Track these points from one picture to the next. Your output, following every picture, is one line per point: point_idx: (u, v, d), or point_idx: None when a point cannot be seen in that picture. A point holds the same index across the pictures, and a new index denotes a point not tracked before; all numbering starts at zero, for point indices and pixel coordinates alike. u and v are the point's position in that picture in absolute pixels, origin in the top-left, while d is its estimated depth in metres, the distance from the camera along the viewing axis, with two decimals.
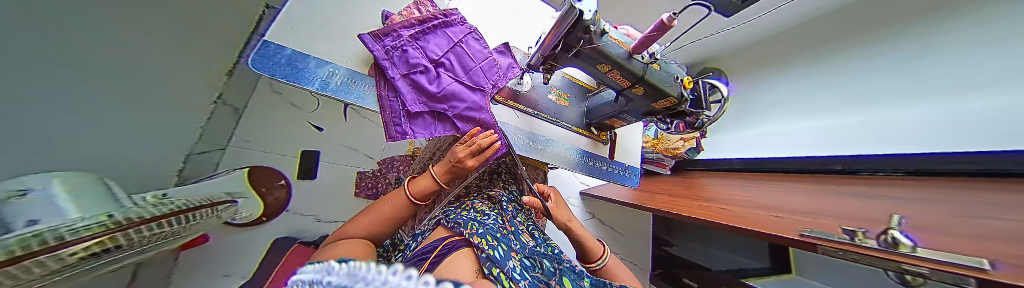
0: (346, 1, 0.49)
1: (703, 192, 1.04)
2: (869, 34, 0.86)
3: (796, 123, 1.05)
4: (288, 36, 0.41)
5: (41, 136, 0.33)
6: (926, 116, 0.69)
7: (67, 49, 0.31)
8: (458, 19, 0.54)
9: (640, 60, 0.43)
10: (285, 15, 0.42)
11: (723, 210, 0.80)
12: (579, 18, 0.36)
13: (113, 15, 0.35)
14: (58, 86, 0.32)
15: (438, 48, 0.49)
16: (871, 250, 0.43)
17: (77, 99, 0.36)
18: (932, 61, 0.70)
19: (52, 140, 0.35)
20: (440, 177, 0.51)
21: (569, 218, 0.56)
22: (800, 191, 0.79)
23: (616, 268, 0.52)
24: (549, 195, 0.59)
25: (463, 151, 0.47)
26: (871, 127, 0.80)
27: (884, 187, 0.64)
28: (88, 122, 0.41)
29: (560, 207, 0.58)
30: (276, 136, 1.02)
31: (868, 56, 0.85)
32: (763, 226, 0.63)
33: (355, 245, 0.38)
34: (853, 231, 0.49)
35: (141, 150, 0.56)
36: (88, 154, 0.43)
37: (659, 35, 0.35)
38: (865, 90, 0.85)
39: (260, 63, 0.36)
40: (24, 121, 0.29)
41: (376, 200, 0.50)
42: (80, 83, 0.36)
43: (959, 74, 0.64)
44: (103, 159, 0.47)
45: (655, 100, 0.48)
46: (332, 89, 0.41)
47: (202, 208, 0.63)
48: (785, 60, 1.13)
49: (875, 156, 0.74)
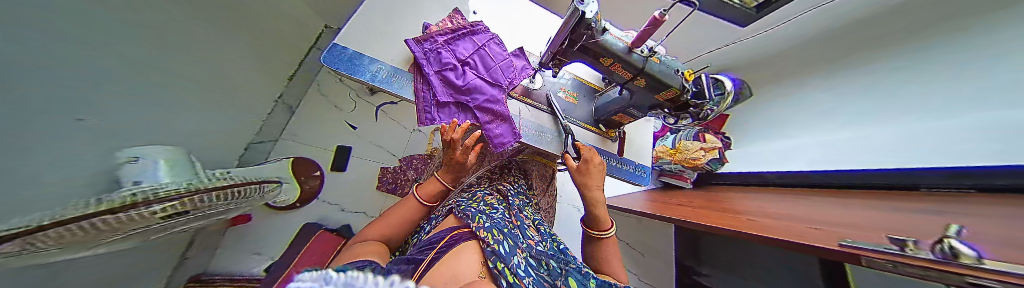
0: (392, 11, 0.57)
1: (730, 204, 0.96)
2: None
3: (835, 132, 1.02)
4: (351, 41, 0.50)
5: (105, 102, 0.39)
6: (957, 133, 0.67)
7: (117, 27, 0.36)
8: (483, 28, 0.63)
9: (639, 54, 0.46)
10: (350, 25, 0.52)
11: (752, 222, 0.74)
12: (582, 18, 0.40)
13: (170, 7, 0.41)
14: (110, 55, 0.37)
15: (465, 51, 0.58)
16: (925, 261, 0.38)
17: (126, 71, 0.41)
18: None
19: (117, 108, 0.42)
20: (442, 178, 0.56)
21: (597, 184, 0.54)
22: (849, 207, 0.69)
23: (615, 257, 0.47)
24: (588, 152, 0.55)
25: (447, 148, 0.51)
26: (913, 136, 0.78)
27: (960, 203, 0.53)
28: (149, 98, 0.49)
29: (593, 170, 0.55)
30: (315, 132, 1.16)
31: None
32: (794, 236, 0.58)
33: (370, 243, 0.41)
34: (905, 242, 0.43)
35: (195, 133, 0.65)
36: (147, 128, 0.51)
37: (654, 29, 0.37)
38: (904, 101, 0.83)
39: (329, 59, 0.46)
40: (80, 80, 0.33)
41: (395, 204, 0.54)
42: (129, 56, 0.41)
43: None
44: (162, 135, 0.55)
45: (658, 92, 0.50)
46: (378, 80, 0.49)
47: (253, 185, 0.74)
48: None
49: (926, 168, 0.69)
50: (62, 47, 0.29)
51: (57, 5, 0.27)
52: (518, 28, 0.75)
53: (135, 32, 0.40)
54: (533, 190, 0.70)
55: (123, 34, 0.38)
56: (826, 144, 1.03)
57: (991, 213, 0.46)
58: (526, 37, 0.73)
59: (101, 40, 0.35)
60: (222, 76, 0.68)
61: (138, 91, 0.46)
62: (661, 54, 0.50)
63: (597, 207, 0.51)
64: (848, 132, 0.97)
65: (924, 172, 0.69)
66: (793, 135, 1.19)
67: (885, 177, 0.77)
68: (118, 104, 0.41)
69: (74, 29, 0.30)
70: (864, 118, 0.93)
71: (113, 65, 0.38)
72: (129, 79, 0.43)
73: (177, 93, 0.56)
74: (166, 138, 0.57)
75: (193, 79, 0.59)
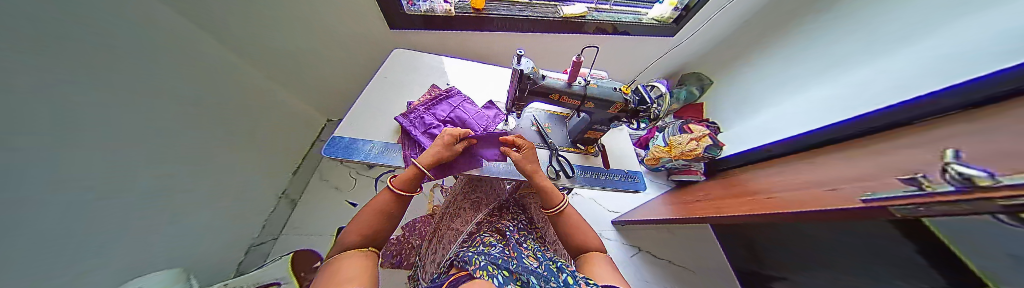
0: (378, 98, 0.68)
1: (745, 186, 0.91)
2: None
3: (806, 96, 1.08)
4: (347, 130, 0.59)
5: (50, 242, 0.37)
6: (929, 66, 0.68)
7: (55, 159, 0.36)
8: (456, 92, 0.74)
9: (578, 85, 0.54)
10: (348, 116, 0.62)
11: (772, 199, 0.69)
12: (521, 73, 0.49)
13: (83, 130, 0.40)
14: (52, 190, 0.36)
15: (443, 111, 0.66)
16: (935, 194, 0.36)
17: (73, 203, 0.40)
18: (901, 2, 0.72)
19: (64, 246, 0.40)
20: (423, 164, 0.50)
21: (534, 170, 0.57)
22: (854, 158, 0.67)
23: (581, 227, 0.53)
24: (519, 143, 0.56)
25: (457, 130, 0.55)
26: (882, 80, 0.81)
27: (957, 126, 0.51)
28: (108, 227, 0.47)
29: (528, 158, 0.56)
30: (315, 221, 1.16)
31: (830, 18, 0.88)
32: (812, 203, 0.55)
33: (357, 258, 0.39)
34: (915, 181, 0.41)
35: (168, 255, 0.63)
36: (112, 260, 0.49)
37: (578, 67, 0.46)
38: (854, 54, 0.92)
39: (329, 150, 0.53)
40: (21, 220, 0.32)
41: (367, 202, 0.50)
42: (78, 186, 0.41)
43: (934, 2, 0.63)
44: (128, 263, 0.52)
45: (609, 108, 0.56)
46: (371, 157, 0.55)
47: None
48: None
49: (895, 106, 0.70)
50: (30, 184, 0.33)
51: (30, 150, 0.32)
52: (487, 82, 0.86)
53: (102, 158, 0.45)
54: (537, 223, 0.66)
55: (91, 163, 0.43)
56: (805, 109, 1.06)
57: (991, 128, 0.43)
58: (492, 90, 0.84)
59: (65, 170, 0.38)
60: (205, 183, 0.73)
61: (112, 214, 0.48)
62: (598, 80, 0.58)
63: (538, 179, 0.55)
64: (830, 92, 0.98)
65: (899, 107, 0.69)
66: (783, 104, 1.19)
67: (869, 123, 0.75)
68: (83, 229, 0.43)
69: (45, 166, 0.35)
70: (837, 77, 0.97)
71: (73, 192, 0.41)
72: (99, 203, 0.45)
73: (156, 208, 0.58)
74: (138, 266, 0.55)
75: (171, 191, 0.62)
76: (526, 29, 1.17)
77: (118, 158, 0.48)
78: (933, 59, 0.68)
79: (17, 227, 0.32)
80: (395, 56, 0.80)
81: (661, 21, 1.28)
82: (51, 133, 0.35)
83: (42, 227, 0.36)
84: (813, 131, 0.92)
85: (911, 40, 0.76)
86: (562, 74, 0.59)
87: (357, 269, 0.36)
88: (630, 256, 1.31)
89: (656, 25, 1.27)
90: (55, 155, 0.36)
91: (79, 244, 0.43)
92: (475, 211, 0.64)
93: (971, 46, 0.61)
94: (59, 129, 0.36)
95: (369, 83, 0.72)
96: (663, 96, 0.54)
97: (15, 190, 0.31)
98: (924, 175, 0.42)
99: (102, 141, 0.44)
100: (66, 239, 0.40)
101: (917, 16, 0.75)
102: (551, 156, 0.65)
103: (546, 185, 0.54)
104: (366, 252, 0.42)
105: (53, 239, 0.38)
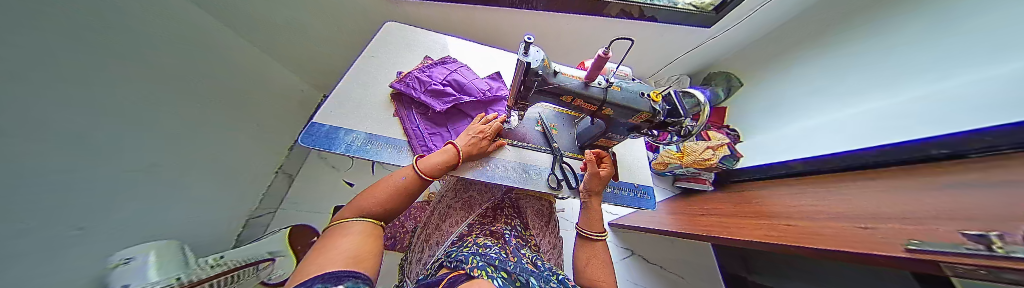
0: (366, 80, 0.60)
1: (761, 206, 0.85)
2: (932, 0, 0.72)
3: (833, 112, 0.96)
4: (329, 117, 0.50)
5: (57, 204, 0.38)
6: (948, 104, 0.63)
7: (51, 120, 0.35)
8: (452, 59, 0.67)
9: (597, 86, 0.46)
10: (333, 98, 0.54)
11: (787, 227, 0.64)
12: (528, 67, 0.41)
13: (78, 90, 0.38)
14: (51, 154, 0.36)
15: (441, 75, 0.60)
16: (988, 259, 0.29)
17: (73, 170, 0.40)
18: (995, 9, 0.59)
19: (66, 211, 0.39)
20: (458, 150, 0.47)
21: (593, 176, 0.52)
22: (891, 191, 0.60)
23: (594, 262, 0.44)
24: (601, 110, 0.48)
25: (482, 125, 0.53)
26: (914, 104, 0.71)
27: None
28: (108, 195, 0.47)
29: (591, 162, 0.51)
30: (315, 196, 1.17)
31: (922, 25, 0.73)
32: (840, 242, 0.49)
33: (360, 228, 0.32)
34: (984, 237, 0.33)
35: (171, 221, 0.64)
36: (118, 222, 0.50)
37: (602, 63, 0.38)
38: (893, 71, 0.79)
39: (308, 140, 0.45)
40: (23, 179, 0.32)
41: (387, 175, 0.42)
42: (75, 152, 0.40)
43: None
44: (133, 225, 0.53)
45: (630, 117, 0.49)
46: (353, 150, 0.47)
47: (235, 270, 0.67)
48: (833, 41, 0.99)
49: (925, 138, 0.62)
50: (32, 152, 0.32)
51: (21, 132, 0.30)
52: (490, 65, 0.76)
53: (101, 131, 0.44)
54: (531, 229, 0.61)
55: (87, 138, 0.41)
56: (829, 125, 0.96)
57: None
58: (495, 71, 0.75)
59: (62, 145, 0.37)
60: (200, 155, 0.71)
61: (109, 184, 0.47)
62: (622, 80, 0.49)
63: (593, 178, 0.52)
64: (858, 112, 0.87)
65: (910, 144, 0.65)
66: (827, 112, 0.99)
67: (898, 152, 0.68)
68: (82, 203, 0.42)
69: (38, 144, 0.33)
70: (883, 90, 0.82)
71: (74, 167, 0.40)
72: (99, 177, 0.45)
73: (152, 180, 0.57)
74: (145, 229, 0.56)
75: (166, 163, 0.60)
76: (540, 9, 1.04)
77: (116, 133, 0.47)
78: (976, 86, 0.59)
79: (17, 201, 0.31)
80: (384, 32, 0.71)
81: (698, 8, 1.08)
82: (42, 110, 0.33)
83: (44, 205, 0.35)
84: (848, 152, 0.82)
85: (982, 47, 0.60)
86: (579, 70, 0.50)
87: (356, 242, 0.29)
88: (622, 259, 1.33)
89: (693, 13, 1.08)
90: (51, 132, 0.35)
91: (88, 211, 0.43)
92: (467, 212, 0.60)
93: (1009, 81, 0.52)
94: (53, 88, 0.34)
95: (354, 61, 0.63)
96: (700, 111, 0.47)
97: (6, 176, 0.29)
98: (999, 233, 0.33)
99: (93, 114, 0.42)
100: (72, 210, 0.41)
101: (992, 17, 0.59)
102: (554, 163, 0.58)
103: (595, 177, 0.52)
104: (376, 225, 0.35)
105: (61, 210, 0.39)
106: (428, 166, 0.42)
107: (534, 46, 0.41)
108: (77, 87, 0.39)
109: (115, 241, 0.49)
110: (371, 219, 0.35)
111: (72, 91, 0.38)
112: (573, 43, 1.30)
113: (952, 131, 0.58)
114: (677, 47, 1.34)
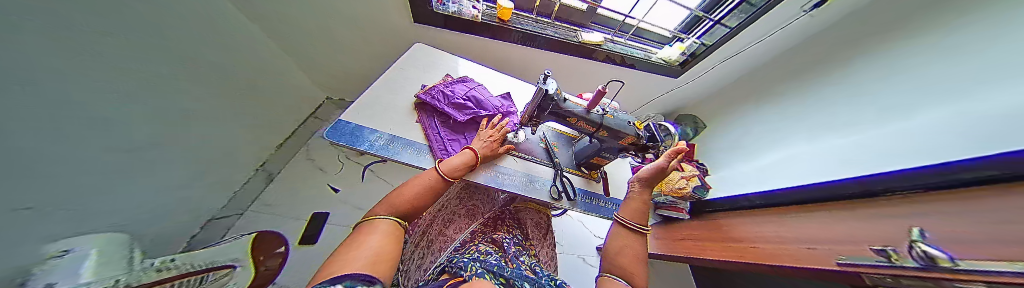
0: (390, 88, 0.65)
1: (730, 232, 0.95)
2: (851, 66, 0.94)
3: (782, 152, 1.14)
4: (356, 116, 0.54)
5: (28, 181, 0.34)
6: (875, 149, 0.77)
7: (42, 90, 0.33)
8: (470, 79, 0.76)
9: (596, 113, 0.55)
10: (360, 100, 0.58)
11: (751, 249, 0.72)
12: (545, 93, 0.50)
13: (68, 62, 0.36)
14: (34, 125, 0.33)
15: (462, 91, 0.68)
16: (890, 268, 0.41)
17: (54, 145, 0.37)
18: (906, 76, 0.77)
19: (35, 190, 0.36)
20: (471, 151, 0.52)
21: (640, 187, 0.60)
22: (827, 220, 0.72)
23: (626, 252, 0.47)
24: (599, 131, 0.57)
25: (492, 131, 0.60)
26: (845, 150, 0.86)
27: (920, 204, 0.56)
28: (82, 176, 0.43)
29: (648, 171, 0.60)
30: (291, 202, 1.08)
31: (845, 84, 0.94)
32: (793, 260, 0.57)
33: (385, 226, 0.35)
34: (886, 252, 0.45)
35: (135, 216, 0.57)
36: (87, 208, 0.45)
37: (602, 95, 0.48)
38: (822, 120, 0.99)
39: (333, 134, 0.48)
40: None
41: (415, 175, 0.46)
42: (61, 127, 0.38)
43: (956, 80, 0.64)
44: (103, 212, 0.48)
45: (620, 139, 0.58)
46: (376, 148, 0.50)
47: (195, 275, 0.64)
48: (775, 96, 1.23)
49: (860, 177, 0.75)
50: (16, 119, 0.30)
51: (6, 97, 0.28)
52: (502, 88, 0.86)
53: (97, 101, 0.42)
54: (531, 240, 0.64)
55: (71, 114, 0.39)
56: (780, 164, 1.12)
57: (949, 211, 0.48)
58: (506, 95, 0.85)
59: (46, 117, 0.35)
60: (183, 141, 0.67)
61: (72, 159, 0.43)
62: (614, 110, 0.60)
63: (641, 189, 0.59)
64: (802, 152, 1.04)
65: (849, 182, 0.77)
66: (795, 147, 1.09)
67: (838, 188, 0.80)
68: (58, 172, 0.39)
69: (22, 113, 0.31)
70: (819, 136, 0.99)
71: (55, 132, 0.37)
72: (73, 158, 0.41)
73: (126, 161, 0.53)
74: (113, 217, 0.51)
75: (151, 144, 0.57)
76: (542, 47, 1.13)
77: (104, 113, 0.45)
78: (897, 136, 0.73)
79: None
80: (411, 50, 0.79)
81: (667, 62, 1.33)
82: (39, 66, 0.32)
83: (13, 180, 0.32)
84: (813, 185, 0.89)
85: (898, 105, 0.76)
86: (581, 99, 0.60)
87: (380, 242, 0.31)
88: None
89: (663, 65, 1.32)
90: (37, 101, 0.33)
91: (56, 193, 0.39)
92: (469, 220, 0.61)
93: (928, 132, 0.66)
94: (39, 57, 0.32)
95: (384, 71, 0.69)
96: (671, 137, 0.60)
97: None
98: (892, 248, 0.45)
99: (84, 88, 0.40)
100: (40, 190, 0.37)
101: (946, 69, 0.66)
102: (555, 176, 0.64)
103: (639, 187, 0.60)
104: (399, 225, 0.37)
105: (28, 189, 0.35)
106: (450, 167, 0.47)
107: (550, 78, 0.51)
108: (78, 49, 0.38)
109: (81, 223, 0.44)
110: (398, 219, 0.38)
111: (63, 61, 0.36)
112: (569, 76, 1.41)
113: (883, 171, 0.70)
114: (653, 89, 1.57)
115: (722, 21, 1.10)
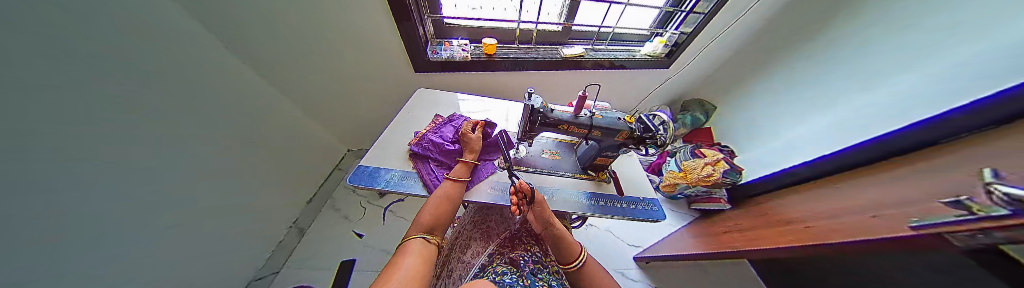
0: (400, 131, 0.73)
1: (778, 215, 0.84)
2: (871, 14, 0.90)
3: (821, 114, 1.09)
4: (373, 159, 0.62)
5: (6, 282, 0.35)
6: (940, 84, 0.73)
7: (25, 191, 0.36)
8: (458, 115, 0.77)
9: (584, 116, 0.58)
10: (377, 144, 0.67)
11: (806, 230, 0.63)
12: (531, 108, 0.54)
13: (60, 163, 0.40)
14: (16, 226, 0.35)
15: (450, 132, 0.69)
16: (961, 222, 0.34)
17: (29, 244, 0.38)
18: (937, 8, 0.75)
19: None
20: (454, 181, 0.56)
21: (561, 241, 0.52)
22: (886, 182, 0.62)
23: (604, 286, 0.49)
24: (592, 132, 0.59)
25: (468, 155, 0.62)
26: (904, 95, 0.82)
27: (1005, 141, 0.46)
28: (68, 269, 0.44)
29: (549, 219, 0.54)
30: (324, 257, 1.16)
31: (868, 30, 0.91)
32: (854, 234, 0.49)
33: (418, 244, 0.42)
34: (963, 203, 0.37)
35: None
36: None
37: (585, 99, 0.52)
38: (858, 72, 0.96)
39: (353, 178, 0.54)
40: None
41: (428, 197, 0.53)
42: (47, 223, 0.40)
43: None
44: None
45: (616, 135, 0.59)
46: (391, 185, 0.56)
47: None
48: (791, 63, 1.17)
49: (916, 125, 0.71)
50: None
51: None
52: (501, 113, 0.92)
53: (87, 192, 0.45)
54: (551, 256, 0.61)
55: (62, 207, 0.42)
56: (823, 126, 1.07)
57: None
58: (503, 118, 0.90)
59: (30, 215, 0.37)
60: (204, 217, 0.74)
61: (75, 258, 0.47)
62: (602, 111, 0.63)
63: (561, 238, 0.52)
64: (846, 108, 1.00)
65: (906, 131, 0.73)
66: (832, 107, 1.05)
67: (889, 139, 0.76)
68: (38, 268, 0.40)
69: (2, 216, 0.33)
70: (860, 88, 0.95)
71: (46, 238, 0.41)
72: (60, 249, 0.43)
73: (137, 248, 0.58)
74: None
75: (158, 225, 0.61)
76: (531, 68, 1.23)
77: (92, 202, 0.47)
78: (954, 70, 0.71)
79: None
80: (417, 96, 0.90)
81: (653, 56, 1.36)
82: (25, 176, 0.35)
83: None
84: (844, 151, 0.89)
85: (937, 40, 0.75)
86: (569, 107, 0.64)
87: (415, 262, 0.37)
88: None
89: (649, 60, 1.35)
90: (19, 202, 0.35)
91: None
92: (485, 242, 0.62)
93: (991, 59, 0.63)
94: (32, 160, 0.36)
95: (395, 117, 0.78)
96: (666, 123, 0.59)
97: None
98: (971, 197, 0.38)
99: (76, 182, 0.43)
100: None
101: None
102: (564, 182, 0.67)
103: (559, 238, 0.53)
104: (430, 242, 0.44)
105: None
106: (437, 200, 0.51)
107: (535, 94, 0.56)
108: (75, 148, 0.42)
109: None
110: (429, 236, 0.45)
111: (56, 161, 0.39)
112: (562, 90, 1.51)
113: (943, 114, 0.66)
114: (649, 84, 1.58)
115: (693, 10, 1.12)
